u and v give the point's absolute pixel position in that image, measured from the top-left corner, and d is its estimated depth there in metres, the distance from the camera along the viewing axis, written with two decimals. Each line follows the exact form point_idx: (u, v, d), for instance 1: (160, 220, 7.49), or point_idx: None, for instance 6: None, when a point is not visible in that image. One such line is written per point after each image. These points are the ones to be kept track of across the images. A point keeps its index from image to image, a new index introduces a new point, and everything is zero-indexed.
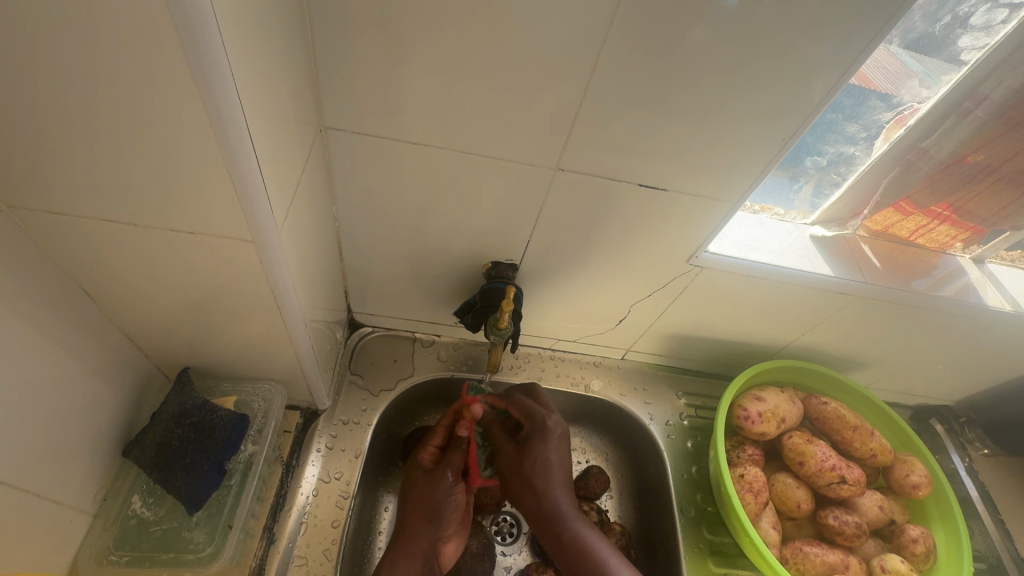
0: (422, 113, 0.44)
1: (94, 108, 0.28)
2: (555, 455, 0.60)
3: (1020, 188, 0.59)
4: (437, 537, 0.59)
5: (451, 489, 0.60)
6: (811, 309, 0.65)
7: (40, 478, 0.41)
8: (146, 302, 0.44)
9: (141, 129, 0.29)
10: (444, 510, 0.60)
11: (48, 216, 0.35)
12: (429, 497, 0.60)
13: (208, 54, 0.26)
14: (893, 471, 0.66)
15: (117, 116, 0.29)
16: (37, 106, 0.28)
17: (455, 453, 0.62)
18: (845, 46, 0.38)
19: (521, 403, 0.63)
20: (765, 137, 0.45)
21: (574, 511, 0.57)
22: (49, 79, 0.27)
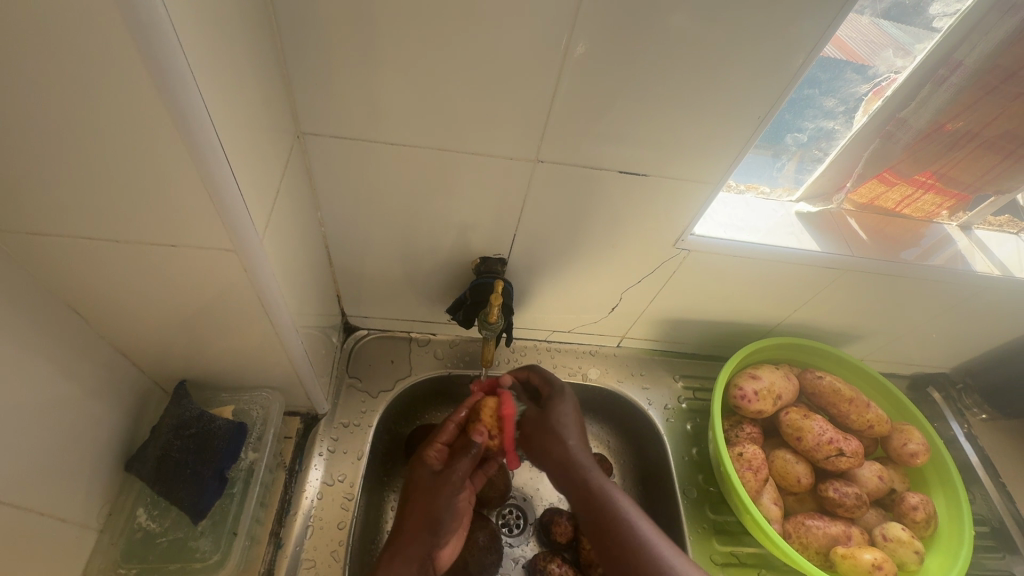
0: (399, 113, 0.44)
1: (65, 128, 0.28)
2: (569, 418, 0.61)
3: (1003, 154, 0.59)
4: (434, 542, 0.57)
5: (455, 495, 0.58)
6: (801, 286, 0.66)
7: (44, 498, 0.41)
8: (138, 317, 0.44)
9: (114, 146, 0.29)
10: (444, 516, 0.58)
11: (31, 239, 0.35)
12: (431, 502, 0.58)
13: (173, 67, 0.26)
14: (892, 441, 0.66)
15: (89, 134, 0.29)
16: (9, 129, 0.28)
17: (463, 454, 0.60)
18: (816, 21, 0.38)
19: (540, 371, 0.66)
20: (741, 116, 0.45)
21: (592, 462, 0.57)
22: (17, 103, 0.27)
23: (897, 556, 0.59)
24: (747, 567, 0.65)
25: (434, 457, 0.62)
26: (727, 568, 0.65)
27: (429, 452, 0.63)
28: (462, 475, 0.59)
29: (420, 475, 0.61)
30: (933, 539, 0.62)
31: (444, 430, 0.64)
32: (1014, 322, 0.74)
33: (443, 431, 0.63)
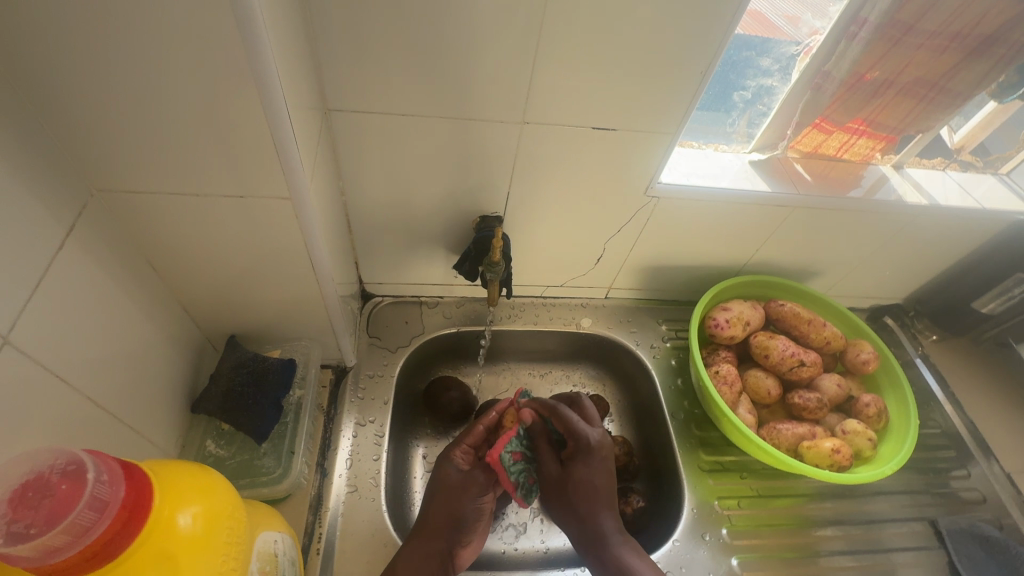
0: (409, 86, 0.53)
1: (168, 96, 0.37)
2: (599, 478, 0.63)
3: (918, 97, 0.69)
4: (454, 541, 0.62)
5: (478, 499, 0.65)
6: (759, 225, 0.76)
7: (139, 420, 0.50)
8: (203, 270, 0.53)
9: (202, 109, 0.38)
10: (465, 517, 0.64)
11: (127, 198, 0.44)
12: (455, 503, 0.63)
13: (256, 41, 0.35)
14: (847, 354, 0.77)
15: (186, 101, 0.38)
16: (125, 99, 0.37)
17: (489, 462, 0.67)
18: None
19: (564, 417, 0.64)
20: (690, 72, 0.55)
21: (615, 532, 0.61)
22: (135, 78, 0.36)
23: (855, 445, 0.69)
24: (730, 471, 0.75)
25: (460, 458, 0.66)
26: (712, 473, 0.75)
27: (456, 451, 0.66)
28: (485, 479, 0.66)
29: (448, 474, 0.64)
30: (885, 430, 0.72)
31: (472, 432, 0.67)
32: (949, 248, 0.85)
33: (471, 434, 0.67)
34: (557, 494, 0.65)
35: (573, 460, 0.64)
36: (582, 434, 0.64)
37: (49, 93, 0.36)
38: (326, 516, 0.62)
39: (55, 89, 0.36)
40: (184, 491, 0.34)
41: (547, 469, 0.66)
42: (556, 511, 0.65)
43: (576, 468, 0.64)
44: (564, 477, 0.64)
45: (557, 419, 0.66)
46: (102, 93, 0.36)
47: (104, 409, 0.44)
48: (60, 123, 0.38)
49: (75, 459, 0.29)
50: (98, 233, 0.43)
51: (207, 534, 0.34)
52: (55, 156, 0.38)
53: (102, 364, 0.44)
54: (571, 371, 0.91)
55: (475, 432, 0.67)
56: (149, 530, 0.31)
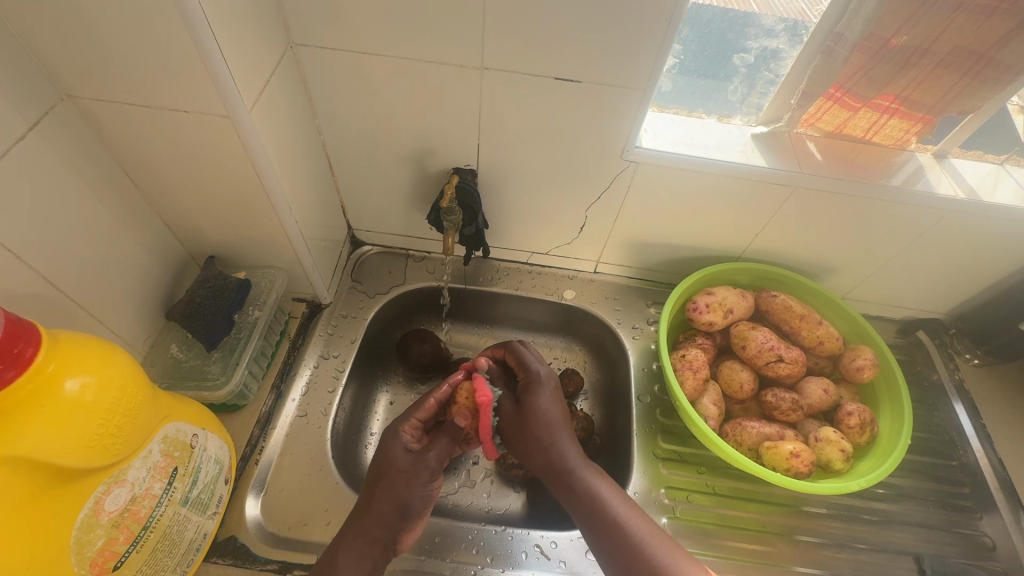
0: (366, 24, 0.54)
1: (101, 7, 0.40)
2: (551, 405, 0.61)
3: (959, 71, 0.60)
4: (399, 530, 0.58)
5: (428, 483, 0.59)
6: (755, 206, 0.70)
7: (103, 313, 0.56)
8: (173, 188, 0.58)
9: (134, 22, 0.41)
10: (412, 505, 0.58)
11: (95, 109, 0.49)
12: (402, 489, 0.58)
13: None
14: (843, 358, 0.69)
15: (118, 15, 0.41)
16: (65, 8, 0.40)
17: (442, 437, 0.62)
18: None
19: (517, 351, 0.67)
20: (655, 19, 0.51)
21: (580, 463, 0.56)
22: None
23: (824, 455, 0.62)
24: (688, 464, 0.71)
25: (408, 435, 0.62)
26: (667, 462, 0.71)
27: (404, 428, 0.62)
28: (437, 460, 0.60)
29: (396, 457, 0.59)
30: (869, 447, 0.65)
31: (422, 407, 0.64)
32: (998, 256, 0.73)
33: (421, 408, 0.63)
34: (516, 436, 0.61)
35: (526, 396, 0.62)
36: (531, 367, 0.65)
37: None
38: (270, 433, 0.66)
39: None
40: (75, 355, 0.38)
41: (506, 408, 0.63)
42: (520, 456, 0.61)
43: (540, 403, 0.61)
44: (525, 414, 0.61)
45: (512, 357, 0.68)
46: (46, 1, 0.40)
47: (58, 297, 0.50)
48: (22, 28, 0.42)
49: None
50: (66, 137, 0.49)
51: (92, 396, 0.38)
52: (19, 59, 0.43)
53: (61, 255, 0.50)
54: (552, 344, 0.89)
55: (428, 408, 0.64)
56: (29, 377, 0.35)
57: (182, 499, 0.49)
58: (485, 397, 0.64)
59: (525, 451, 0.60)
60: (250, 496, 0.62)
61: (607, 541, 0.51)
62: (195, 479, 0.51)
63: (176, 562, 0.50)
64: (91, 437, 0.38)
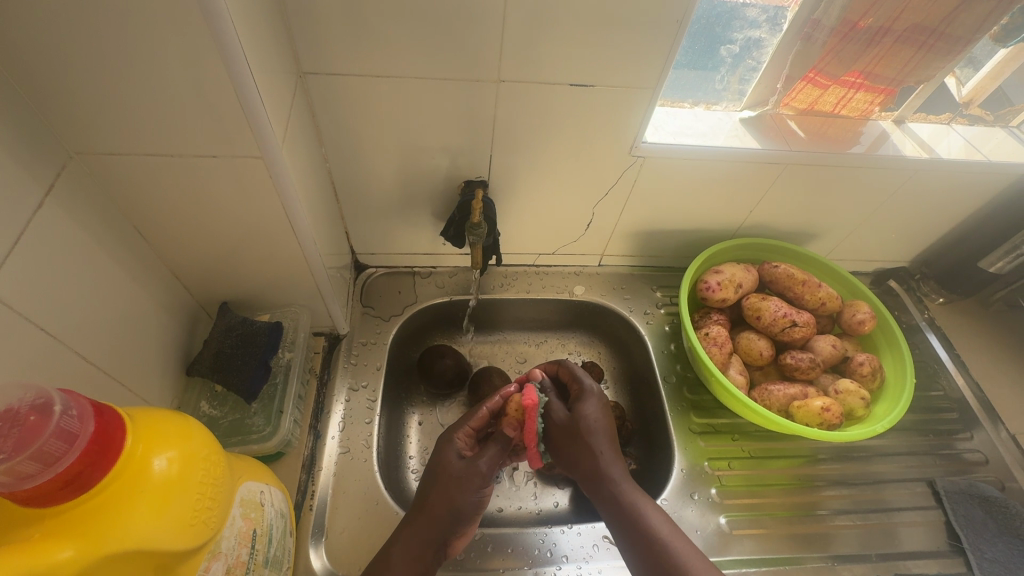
0: (379, 47, 0.53)
1: (128, 55, 0.38)
2: (598, 416, 0.59)
3: (915, 47, 0.67)
4: (451, 531, 0.56)
5: (482, 488, 0.57)
6: (750, 185, 0.75)
7: (131, 378, 0.52)
8: (187, 237, 0.55)
9: (165, 69, 0.39)
10: (465, 510, 0.56)
11: (106, 162, 0.45)
12: (454, 492, 0.55)
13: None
14: (843, 314, 0.76)
15: (146, 61, 0.38)
16: (84, 59, 0.38)
17: (493, 445, 0.59)
18: None
19: (569, 366, 0.64)
20: (663, 20, 0.53)
21: (623, 478, 0.56)
22: (95, 40, 0.37)
23: (847, 405, 0.68)
24: (722, 433, 0.75)
25: (461, 443, 0.59)
26: (702, 436, 0.75)
27: (459, 435, 0.60)
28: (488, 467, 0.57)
29: (450, 462, 0.57)
30: (880, 391, 0.72)
31: (475, 415, 0.61)
32: (954, 206, 0.82)
33: (474, 417, 0.60)
34: (566, 445, 0.59)
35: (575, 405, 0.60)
36: (580, 380, 0.63)
37: (11, 54, 0.37)
38: (319, 476, 0.64)
39: (19, 53, 0.37)
40: (159, 432, 0.36)
41: (556, 414, 0.60)
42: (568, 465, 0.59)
43: (585, 412, 0.59)
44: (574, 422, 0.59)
45: (563, 372, 0.65)
46: (63, 54, 0.37)
47: (87, 370, 0.46)
48: (28, 84, 0.39)
49: (44, 394, 0.31)
50: (76, 196, 0.45)
51: (183, 473, 0.36)
52: (26, 118, 0.40)
53: (86, 324, 0.46)
54: (567, 340, 0.91)
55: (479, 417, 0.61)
56: (123, 465, 0.33)
57: (264, 559, 0.47)
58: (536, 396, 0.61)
59: (572, 463, 0.58)
60: (313, 544, 0.60)
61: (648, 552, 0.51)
62: (271, 537, 0.49)
63: None
64: (190, 515, 0.36)
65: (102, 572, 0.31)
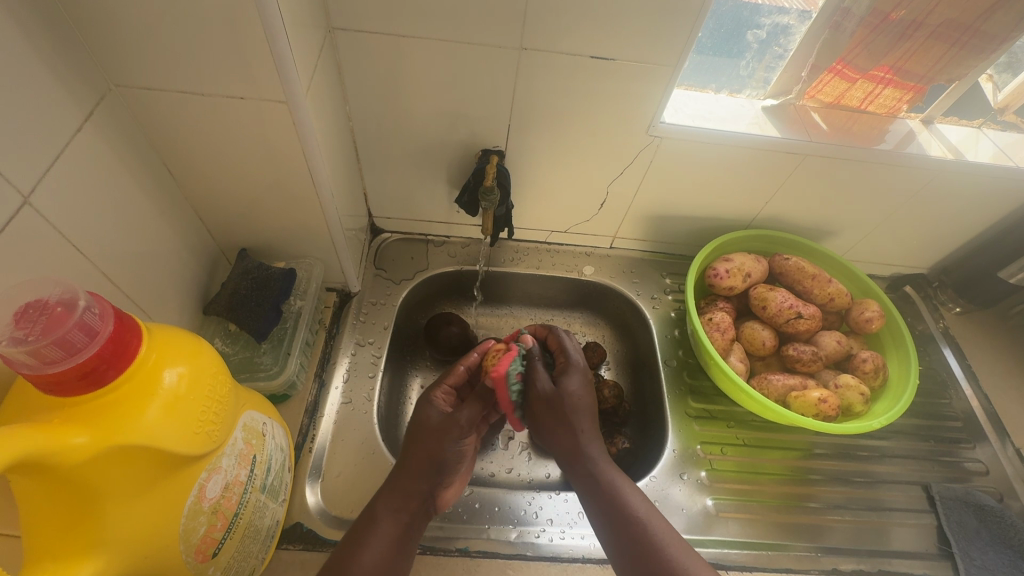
0: (406, 6, 0.54)
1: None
2: (580, 391, 0.58)
3: (949, 43, 0.65)
4: (435, 484, 0.56)
5: (461, 440, 0.57)
6: (766, 177, 0.74)
7: (152, 308, 0.55)
8: (212, 180, 0.57)
9: (200, 7, 0.41)
10: (446, 460, 0.56)
11: (143, 98, 0.48)
12: (434, 446, 0.55)
13: None
14: (852, 312, 0.75)
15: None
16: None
17: (473, 397, 0.59)
18: None
19: (558, 334, 0.63)
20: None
21: (606, 463, 0.55)
22: None
23: (846, 399, 0.68)
24: (718, 419, 0.75)
25: (441, 401, 0.60)
26: (698, 420, 0.75)
27: (437, 394, 0.60)
28: (469, 419, 0.57)
29: (429, 415, 0.57)
30: (882, 389, 0.71)
31: (453, 372, 0.62)
32: (979, 212, 0.80)
33: (453, 374, 0.62)
34: (546, 414, 0.57)
35: (561, 378, 0.59)
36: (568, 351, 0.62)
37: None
38: (320, 420, 0.67)
39: None
40: (170, 346, 0.38)
41: (539, 384, 0.58)
42: (545, 436, 0.58)
43: (568, 386, 0.58)
44: (557, 395, 0.57)
45: (553, 341, 0.64)
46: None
47: (111, 293, 0.49)
48: (75, 13, 0.41)
49: (73, 292, 0.34)
50: (113, 128, 0.48)
51: (191, 386, 0.38)
52: (71, 47, 0.42)
53: (114, 249, 0.49)
54: (572, 319, 0.92)
55: (459, 374, 0.62)
56: (135, 368, 0.35)
57: (261, 486, 0.50)
58: (515, 365, 0.59)
59: (548, 433, 0.57)
60: (310, 483, 0.62)
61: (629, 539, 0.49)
62: (269, 467, 0.52)
63: (257, 549, 0.51)
64: (195, 425, 0.38)
65: (108, 461, 0.34)
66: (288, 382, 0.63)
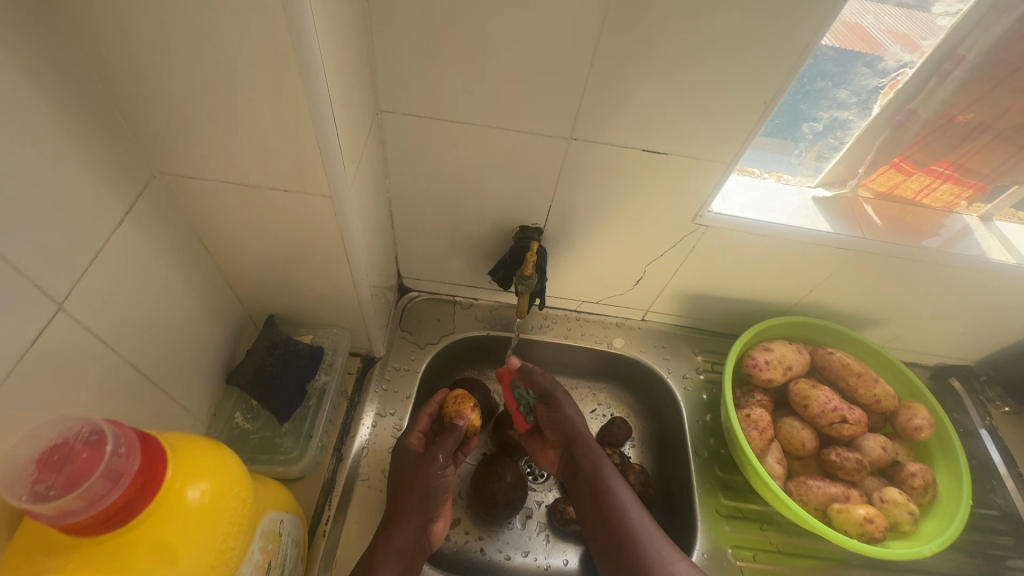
0: (455, 94, 0.54)
1: (220, 83, 0.39)
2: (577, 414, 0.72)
3: (1015, 146, 0.61)
4: (427, 517, 0.61)
5: (444, 473, 0.63)
6: (813, 267, 0.71)
7: (177, 391, 0.54)
8: (245, 253, 0.56)
9: (252, 98, 0.40)
10: (435, 492, 0.61)
11: (184, 182, 0.47)
12: (423, 480, 0.61)
13: (310, 47, 0.36)
14: (898, 416, 0.71)
15: (236, 89, 0.39)
16: (180, 80, 0.39)
17: (447, 436, 0.65)
18: (809, 24, 0.45)
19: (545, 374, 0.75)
20: (749, 100, 0.52)
21: (613, 477, 0.66)
22: (196, 79, 0.39)
23: (893, 517, 0.64)
24: (749, 520, 0.71)
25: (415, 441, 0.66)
26: (729, 519, 0.71)
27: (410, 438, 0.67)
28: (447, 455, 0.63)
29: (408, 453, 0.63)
30: (933, 505, 0.67)
31: (421, 419, 0.69)
32: None
33: (421, 420, 0.69)
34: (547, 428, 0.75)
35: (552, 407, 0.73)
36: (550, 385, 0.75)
37: (110, 67, 0.38)
38: (336, 500, 0.64)
39: (122, 83, 0.39)
40: (196, 465, 0.36)
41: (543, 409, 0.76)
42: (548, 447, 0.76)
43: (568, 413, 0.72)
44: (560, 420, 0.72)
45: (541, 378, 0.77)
46: (161, 73, 0.38)
47: (138, 372, 0.47)
48: (123, 97, 0.40)
49: (98, 428, 0.32)
50: (149, 204, 0.46)
51: (215, 509, 0.36)
52: (113, 127, 0.41)
53: (142, 328, 0.47)
54: (596, 389, 0.89)
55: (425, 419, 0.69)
56: (159, 502, 0.33)
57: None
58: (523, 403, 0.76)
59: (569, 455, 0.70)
60: (321, 572, 0.59)
61: (631, 551, 0.59)
62: (284, 566, 0.49)
63: None
64: (216, 554, 0.36)
65: None
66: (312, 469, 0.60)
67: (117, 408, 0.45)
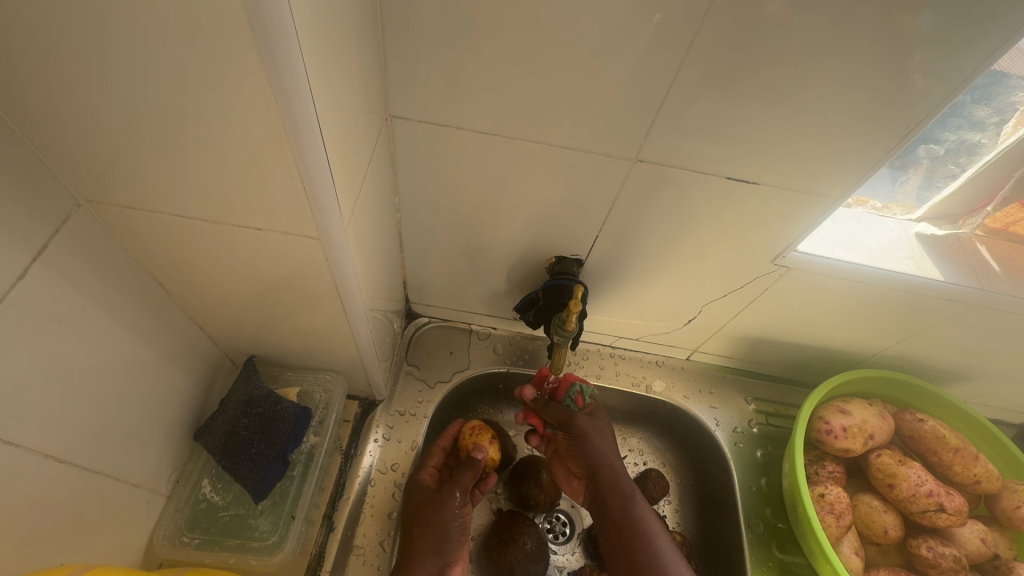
0: (480, 99, 0.42)
1: (153, 89, 0.29)
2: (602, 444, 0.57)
3: None
4: (446, 562, 0.53)
5: (461, 510, 0.55)
6: (905, 317, 0.59)
7: (120, 455, 0.45)
8: (215, 290, 0.46)
9: (199, 109, 0.29)
10: (453, 533, 0.54)
11: (124, 211, 0.38)
12: (438, 518, 0.54)
13: (279, 27, 0.25)
14: (999, 500, 0.60)
15: (175, 98, 0.29)
16: (96, 85, 0.29)
17: (463, 470, 0.57)
18: (959, 19, 0.34)
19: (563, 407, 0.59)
20: (860, 116, 0.40)
21: (651, 517, 0.55)
22: (128, 82, 0.28)
23: None
24: None
25: (428, 476, 0.58)
26: None
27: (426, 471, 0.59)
28: (463, 491, 0.56)
29: (419, 490, 0.56)
30: None
31: (434, 451, 0.61)
32: None
33: (434, 453, 0.60)
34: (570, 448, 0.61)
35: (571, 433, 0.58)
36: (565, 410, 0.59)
37: (3, 66, 0.28)
38: None
39: (30, 86, 0.29)
40: None
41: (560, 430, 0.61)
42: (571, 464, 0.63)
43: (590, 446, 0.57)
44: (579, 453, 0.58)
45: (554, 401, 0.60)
46: (75, 75, 0.28)
47: (55, 443, 0.38)
48: (23, 106, 0.31)
49: None
50: (72, 237, 0.37)
51: None
52: (10, 143, 0.32)
53: (64, 388, 0.38)
54: (628, 435, 0.76)
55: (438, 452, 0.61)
56: None
57: None
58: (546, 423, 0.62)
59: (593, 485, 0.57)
60: None
61: None
62: None
63: None
64: None
65: None
66: (296, 551, 0.53)
67: (30, 491, 0.36)
